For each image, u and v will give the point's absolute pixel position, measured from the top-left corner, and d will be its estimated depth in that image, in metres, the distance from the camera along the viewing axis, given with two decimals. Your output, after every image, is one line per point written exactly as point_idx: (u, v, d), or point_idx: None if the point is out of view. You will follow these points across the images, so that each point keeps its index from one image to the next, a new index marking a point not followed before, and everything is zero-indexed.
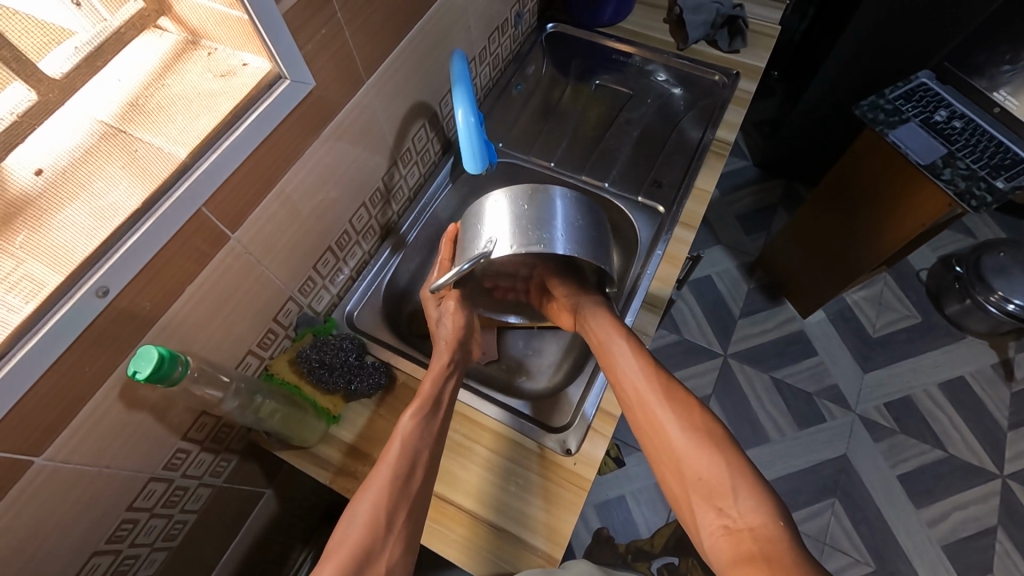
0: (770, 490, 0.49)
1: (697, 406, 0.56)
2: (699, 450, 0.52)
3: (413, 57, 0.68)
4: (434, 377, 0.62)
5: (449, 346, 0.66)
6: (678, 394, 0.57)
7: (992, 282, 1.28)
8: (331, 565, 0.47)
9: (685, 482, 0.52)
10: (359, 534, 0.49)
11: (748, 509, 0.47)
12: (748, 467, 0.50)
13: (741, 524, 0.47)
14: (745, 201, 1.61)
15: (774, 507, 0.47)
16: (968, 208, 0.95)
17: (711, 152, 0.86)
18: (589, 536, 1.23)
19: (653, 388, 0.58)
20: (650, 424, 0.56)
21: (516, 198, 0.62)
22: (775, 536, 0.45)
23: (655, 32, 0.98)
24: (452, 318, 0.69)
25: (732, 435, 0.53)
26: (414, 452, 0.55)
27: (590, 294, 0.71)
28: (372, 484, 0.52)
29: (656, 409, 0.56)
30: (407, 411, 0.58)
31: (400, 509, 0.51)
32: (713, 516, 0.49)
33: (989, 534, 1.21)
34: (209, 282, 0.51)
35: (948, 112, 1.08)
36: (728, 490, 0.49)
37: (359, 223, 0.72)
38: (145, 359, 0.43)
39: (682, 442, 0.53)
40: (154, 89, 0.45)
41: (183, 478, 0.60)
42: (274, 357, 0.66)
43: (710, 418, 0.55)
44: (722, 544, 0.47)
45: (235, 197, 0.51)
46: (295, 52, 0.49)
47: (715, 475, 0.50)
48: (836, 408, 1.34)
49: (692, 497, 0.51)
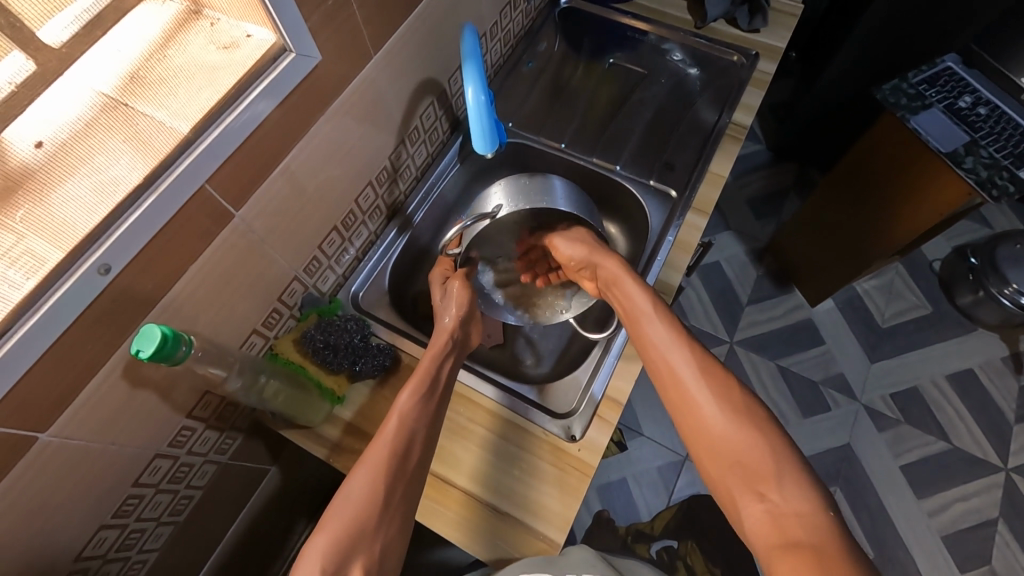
0: (814, 476, 0.47)
1: (735, 383, 0.54)
2: (742, 432, 0.50)
3: (422, 31, 0.66)
4: (434, 355, 0.62)
5: (451, 326, 0.66)
6: (718, 373, 0.55)
7: (1007, 273, 1.26)
8: (324, 537, 0.47)
9: (725, 466, 0.50)
10: (352, 509, 0.48)
11: (792, 495, 0.46)
12: (792, 452, 0.49)
13: (786, 510, 0.45)
14: (757, 186, 1.58)
15: (817, 494, 0.46)
16: (987, 197, 0.92)
17: (727, 135, 0.83)
18: (590, 517, 1.24)
19: (692, 367, 0.56)
20: (687, 405, 0.54)
21: (518, 179, 0.70)
22: (822, 525, 0.44)
23: (671, 9, 0.95)
24: (455, 299, 0.68)
25: (774, 417, 0.52)
26: (412, 429, 0.55)
27: (611, 256, 0.67)
28: (368, 460, 0.52)
29: (694, 390, 0.54)
30: (405, 389, 0.58)
31: (397, 486, 0.51)
32: (754, 501, 0.47)
33: (990, 525, 1.21)
34: (212, 261, 0.51)
35: (973, 98, 1.04)
36: (772, 475, 0.47)
37: (366, 202, 0.71)
38: (148, 339, 0.42)
39: (722, 424, 0.51)
40: (156, 60, 0.43)
41: (188, 455, 0.60)
42: (279, 337, 0.65)
43: (751, 399, 0.53)
44: (766, 530, 0.45)
45: (238, 175, 0.49)
46: (300, 24, 0.47)
47: (757, 459, 0.48)
48: (842, 397, 1.33)
49: (730, 479, 0.49)
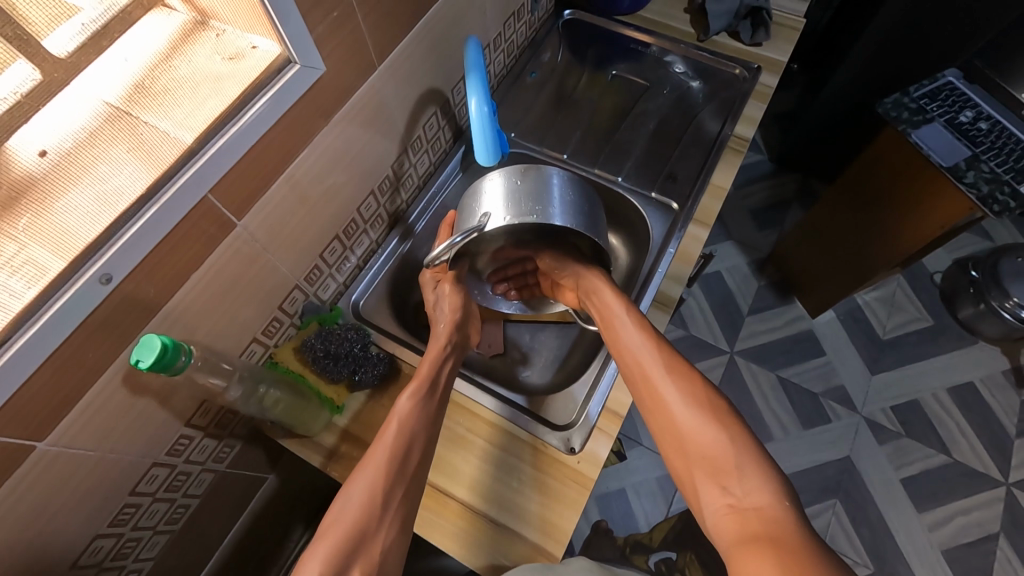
0: (779, 472, 0.48)
1: (703, 382, 0.55)
2: (706, 427, 0.51)
3: (426, 43, 0.66)
4: (433, 359, 0.62)
5: (446, 330, 0.66)
6: (686, 373, 0.57)
7: (1009, 286, 1.26)
8: (325, 545, 0.47)
9: (691, 461, 0.51)
10: (352, 514, 0.48)
11: (753, 489, 0.46)
12: (755, 447, 0.50)
13: (747, 503, 0.46)
14: (759, 196, 1.59)
15: (781, 489, 0.46)
16: (989, 212, 0.92)
17: (729, 148, 0.84)
18: (589, 527, 1.23)
19: (661, 366, 0.57)
20: (656, 403, 0.55)
21: (508, 173, 0.63)
22: (781, 517, 0.44)
23: (675, 21, 0.95)
24: (448, 300, 0.68)
25: (740, 414, 0.53)
26: (411, 435, 0.54)
27: (595, 271, 0.70)
28: (369, 464, 0.52)
29: (662, 387, 0.56)
30: (404, 392, 0.58)
31: (397, 488, 0.51)
32: (718, 494, 0.48)
33: (991, 540, 1.20)
34: (213, 270, 0.51)
35: (975, 112, 1.04)
36: (734, 470, 0.48)
37: (368, 211, 0.71)
38: (148, 348, 0.42)
39: (687, 419, 0.53)
40: (161, 71, 0.43)
41: (186, 463, 0.60)
42: (279, 345, 0.65)
43: (717, 397, 0.54)
44: (727, 523, 0.46)
45: (241, 183, 0.50)
46: (305, 35, 0.48)
47: (720, 452, 0.50)
48: (842, 409, 1.33)
49: (695, 473, 0.50)
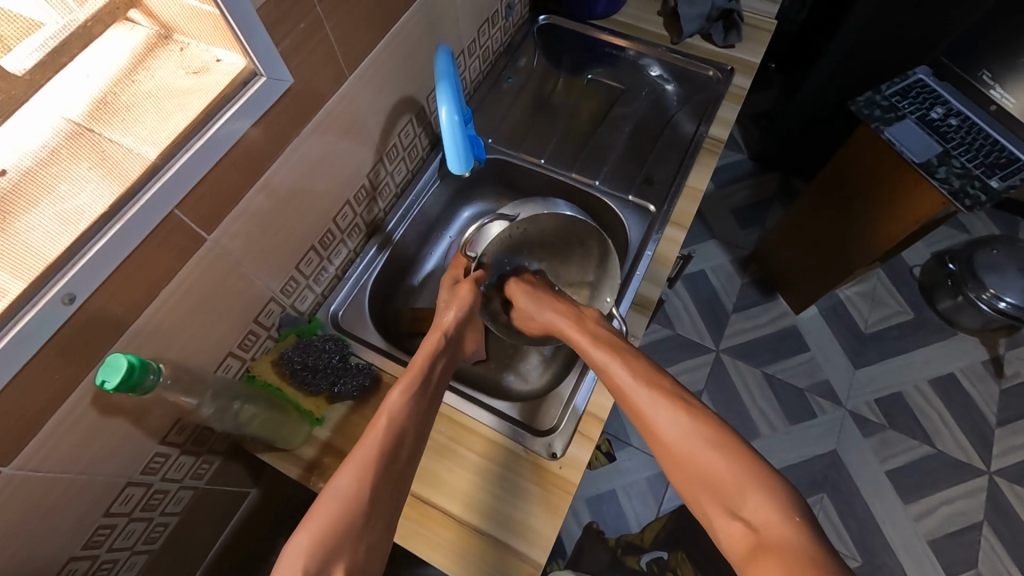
0: (783, 484, 0.47)
1: (696, 406, 0.54)
2: (708, 453, 0.50)
3: (398, 53, 0.66)
4: (426, 356, 0.62)
5: (449, 322, 0.67)
6: (675, 399, 0.55)
7: (985, 279, 1.28)
8: (306, 536, 0.46)
9: (697, 490, 0.49)
10: (338, 505, 0.48)
11: (761, 508, 0.46)
12: (755, 463, 0.49)
13: (758, 523, 0.45)
14: (741, 195, 1.61)
15: (787, 502, 0.46)
16: (961, 206, 0.94)
17: (703, 149, 0.85)
18: (580, 529, 1.24)
19: (649, 400, 0.55)
20: (653, 436, 0.54)
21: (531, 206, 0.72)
22: (792, 532, 0.43)
23: (649, 25, 0.96)
24: (455, 304, 0.68)
25: (734, 430, 0.52)
26: (402, 426, 0.54)
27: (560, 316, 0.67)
28: (357, 457, 0.52)
29: (658, 418, 0.54)
30: (396, 386, 0.58)
31: (385, 485, 0.50)
32: (728, 518, 0.47)
33: (975, 529, 1.22)
34: (183, 286, 0.50)
35: (944, 109, 1.06)
36: (740, 492, 0.47)
37: (344, 221, 0.71)
38: (113, 368, 0.40)
39: (687, 447, 0.51)
40: (123, 86, 0.44)
41: (162, 481, 0.58)
42: (256, 358, 0.64)
43: (709, 417, 0.53)
44: (740, 546, 0.45)
45: (210, 198, 0.49)
46: (271, 48, 0.47)
47: (724, 477, 0.48)
48: (827, 403, 1.35)
49: (704, 500, 0.49)
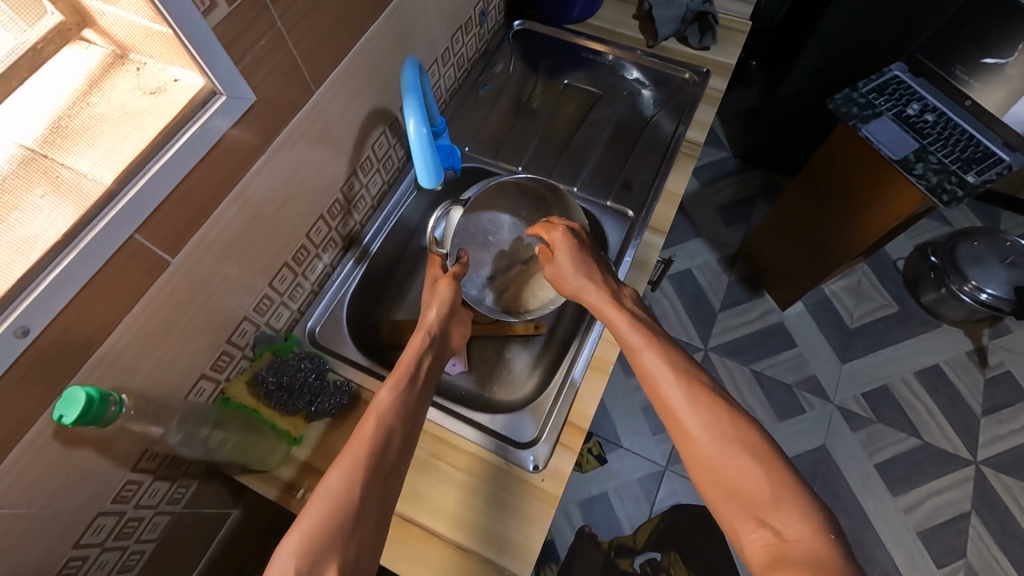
0: (816, 500, 0.44)
1: (730, 406, 0.51)
2: (738, 457, 0.47)
3: (368, 63, 0.65)
4: (414, 350, 0.61)
5: (433, 320, 0.66)
6: (710, 395, 0.52)
7: (966, 271, 1.29)
8: (296, 539, 0.44)
9: (722, 495, 0.46)
10: (327, 506, 0.46)
11: (794, 522, 0.42)
12: (789, 473, 0.46)
13: (788, 537, 0.42)
14: (726, 192, 1.61)
15: (820, 519, 0.43)
16: (940, 202, 0.95)
17: (682, 152, 0.84)
18: (572, 533, 1.23)
19: (683, 393, 0.52)
20: (680, 432, 0.51)
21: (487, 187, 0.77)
22: (825, 551, 0.40)
23: (624, 29, 0.96)
24: (436, 301, 0.68)
25: (769, 436, 0.49)
26: (389, 425, 0.53)
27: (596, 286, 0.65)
28: (345, 457, 0.50)
29: (689, 415, 0.51)
30: (384, 385, 0.57)
31: (374, 484, 0.49)
32: (755, 528, 0.43)
33: (963, 519, 1.23)
34: (146, 312, 0.49)
35: (920, 105, 1.06)
36: (771, 502, 0.44)
37: (318, 235, 0.69)
38: (72, 403, 0.39)
39: (717, 448, 0.48)
40: (78, 109, 0.44)
41: (136, 509, 0.57)
42: (231, 379, 0.62)
43: (743, 419, 0.50)
44: (765, 558, 0.42)
45: (173, 220, 0.48)
46: (230, 67, 0.47)
47: (754, 484, 0.45)
48: (815, 398, 1.35)
49: (730, 506, 0.46)
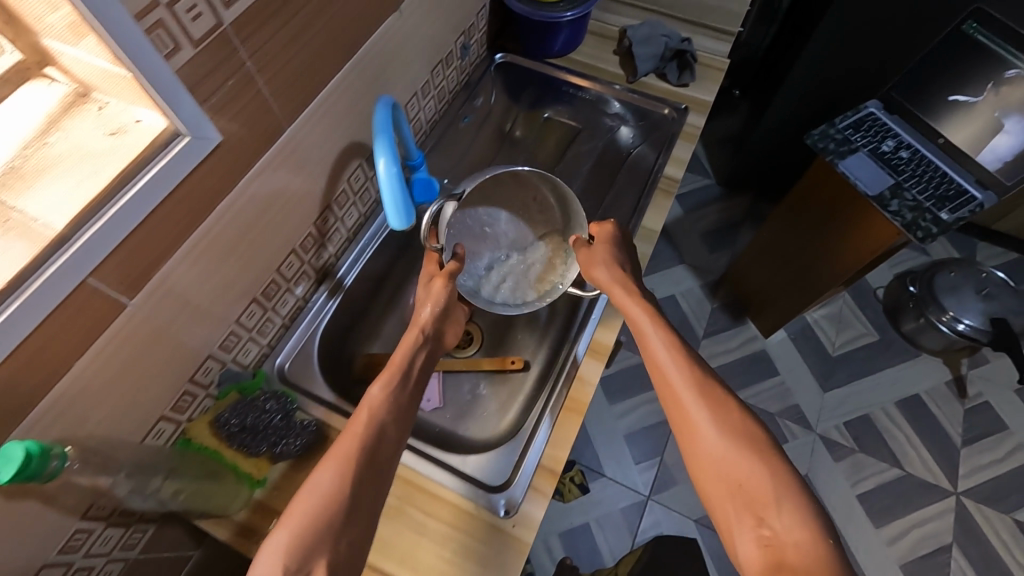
0: (819, 505, 0.44)
1: (736, 406, 0.52)
2: (740, 455, 0.48)
3: (343, 98, 0.65)
4: (405, 349, 0.61)
5: (427, 318, 0.64)
6: (717, 395, 0.52)
7: (943, 302, 1.31)
8: (285, 533, 0.44)
9: (723, 491, 0.47)
10: (321, 502, 0.45)
11: (792, 524, 0.43)
12: (791, 474, 0.46)
13: (785, 538, 0.43)
14: (710, 218, 1.62)
15: (820, 523, 0.43)
16: (914, 238, 0.96)
17: (660, 188, 0.84)
18: (554, 565, 1.21)
19: (690, 388, 0.53)
20: (686, 426, 0.52)
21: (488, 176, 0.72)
22: (821, 556, 0.41)
23: (606, 64, 0.96)
24: (431, 299, 0.65)
25: (774, 437, 0.49)
26: (381, 421, 0.52)
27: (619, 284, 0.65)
28: (336, 452, 0.49)
29: (696, 412, 0.52)
30: (376, 381, 0.56)
31: (366, 483, 0.48)
32: (751, 526, 0.45)
33: (945, 551, 1.22)
34: (100, 356, 0.47)
35: (895, 142, 1.08)
36: (772, 502, 0.45)
37: (289, 270, 0.68)
38: (8, 461, 0.38)
39: (722, 446, 0.49)
40: (34, 149, 0.42)
41: (85, 558, 0.55)
42: (193, 419, 0.60)
43: (750, 419, 0.50)
44: (758, 558, 0.43)
45: (131, 262, 0.46)
46: (196, 110, 0.46)
47: (755, 483, 0.46)
48: (797, 427, 1.35)
49: (729, 503, 0.47)
